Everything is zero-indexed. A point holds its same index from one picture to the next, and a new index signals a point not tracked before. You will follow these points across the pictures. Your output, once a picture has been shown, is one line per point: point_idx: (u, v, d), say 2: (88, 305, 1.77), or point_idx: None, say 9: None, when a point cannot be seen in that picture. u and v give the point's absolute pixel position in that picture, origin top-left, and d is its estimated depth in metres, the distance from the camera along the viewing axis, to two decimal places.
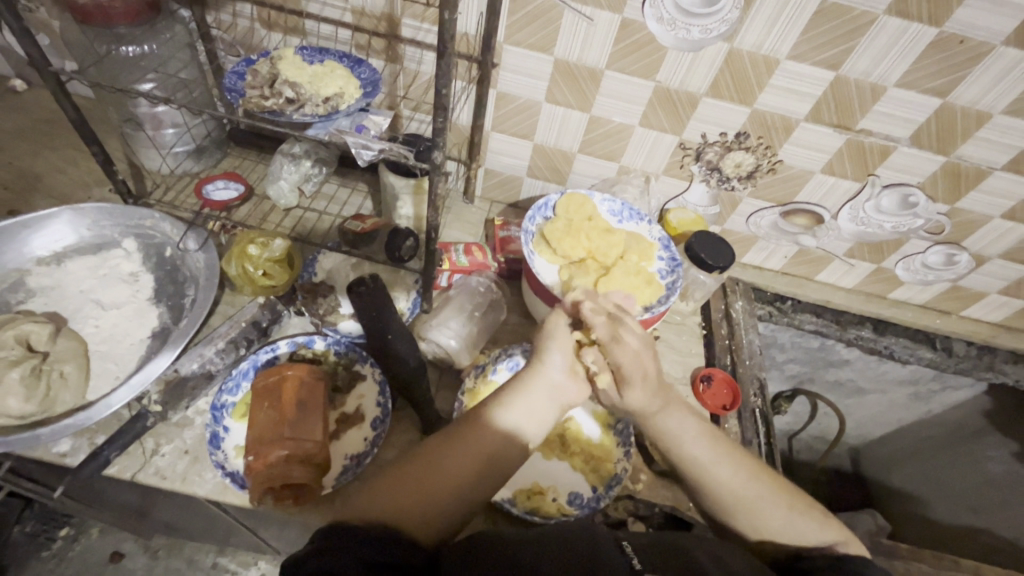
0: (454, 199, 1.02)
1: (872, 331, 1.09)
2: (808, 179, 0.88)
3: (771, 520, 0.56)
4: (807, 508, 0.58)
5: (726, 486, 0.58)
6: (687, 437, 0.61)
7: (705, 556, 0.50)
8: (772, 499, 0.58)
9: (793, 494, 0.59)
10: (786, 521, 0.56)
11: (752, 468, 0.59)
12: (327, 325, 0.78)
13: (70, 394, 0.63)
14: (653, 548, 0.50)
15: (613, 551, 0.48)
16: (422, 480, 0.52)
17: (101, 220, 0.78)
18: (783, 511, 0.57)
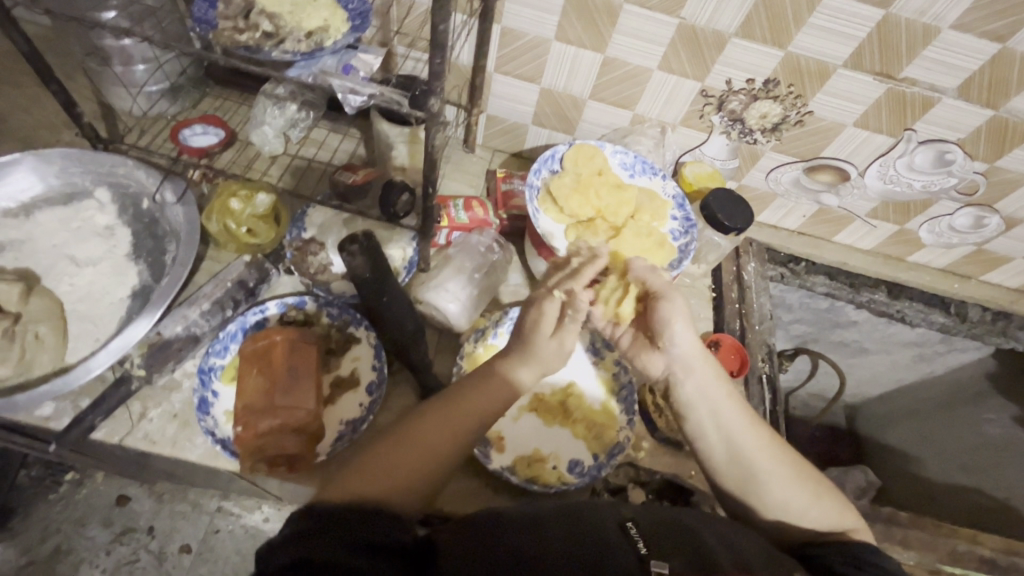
0: (453, 148, 0.95)
1: (886, 295, 1.03)
2: (838, 132, 0.81)
3: (797, 501, 0.55)
4: (819, 492, 0.56)
5: (740, 460, 0.57)
6: (715, 398, 0.59)
7: (711, 538, 0.49)
8: (783, 481, 0.56)
9: (808, 475, 0.57)
10: (800, 504, 0.55)
11: (772, 445, 0.58)
12: (319, 284, 0.73)
13: (47, 357, 0.60)
14: (659, 525, 0.49)
15: (618, 535, 0.47)
16: (417, 455, 0.51)
17: (69, 166, 0.71)
18: (791, 492, 0.56)
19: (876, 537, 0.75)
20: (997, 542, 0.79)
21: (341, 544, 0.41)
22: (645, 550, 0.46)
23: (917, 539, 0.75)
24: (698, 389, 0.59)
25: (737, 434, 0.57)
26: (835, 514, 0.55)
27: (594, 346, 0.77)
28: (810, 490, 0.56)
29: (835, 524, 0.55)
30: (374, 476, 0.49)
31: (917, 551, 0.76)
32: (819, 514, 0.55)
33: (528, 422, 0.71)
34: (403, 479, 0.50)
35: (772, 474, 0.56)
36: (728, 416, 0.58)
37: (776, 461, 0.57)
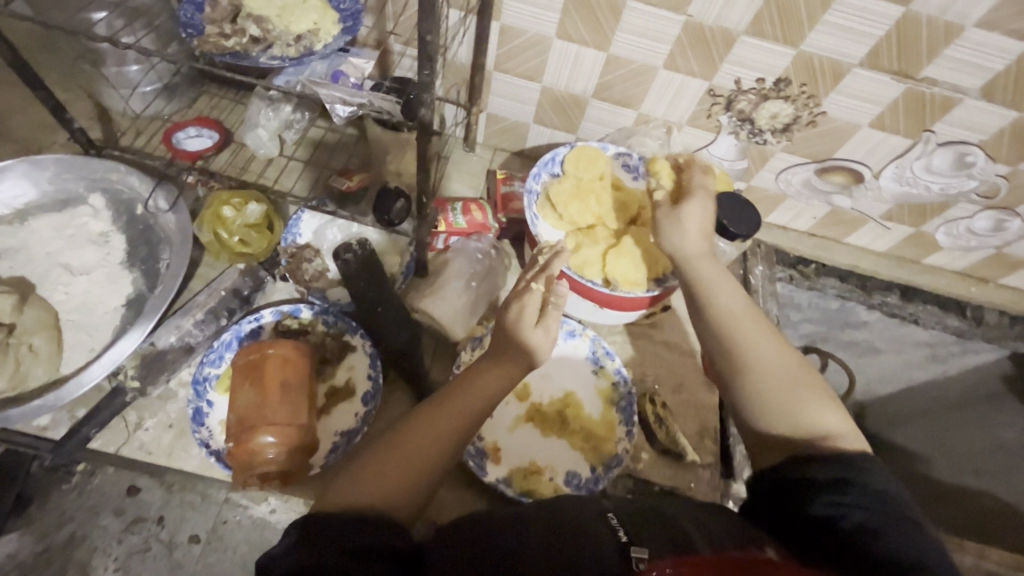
0: (454, 147, 0.93)
1: (899, 297, 1.00)
2: (853, 133, 0.77)
3: (783, 397, 0.52)
4: (807, 388, 0.53)
5: (735, 345, 0.56)
6: (721, 288, 0.59)
7: (693, 529, 0.46)
8: (772, 374, 0.54)
9: (805, 375, 0.54)
10: (785, 397, 0.52)
11: (769, 341, 0.56)
12: (314, 292, 0.72)
13: (41, 368, 0.60)
14: (637, 514, 0.48)
15: (596, 523, 0.47)
16: (413, 456, 0.49)
17: (62, 172, 0.70)
18: (779, 381, 0.53)
19: None
20: (1004, 557, 0.77)
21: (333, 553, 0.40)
22: (625, 537, 0.45)
23: None
24: (714, 274, 0.60)
25: (734, 318, 0.57)
26: (831, 420, 0.51)
27: (594, 355, 0.75)
28: (801, 388, 0.53)
29: (825, 429, 0.50)
30: (369, 479, 0.47)
31: None
32: (812, 415, 0.51)
33: (525, 433, 0.71)
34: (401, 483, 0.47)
35: (766, 368, 0.54)
36: (729, 300, 0.58)
37: (773, 351, 0.55)
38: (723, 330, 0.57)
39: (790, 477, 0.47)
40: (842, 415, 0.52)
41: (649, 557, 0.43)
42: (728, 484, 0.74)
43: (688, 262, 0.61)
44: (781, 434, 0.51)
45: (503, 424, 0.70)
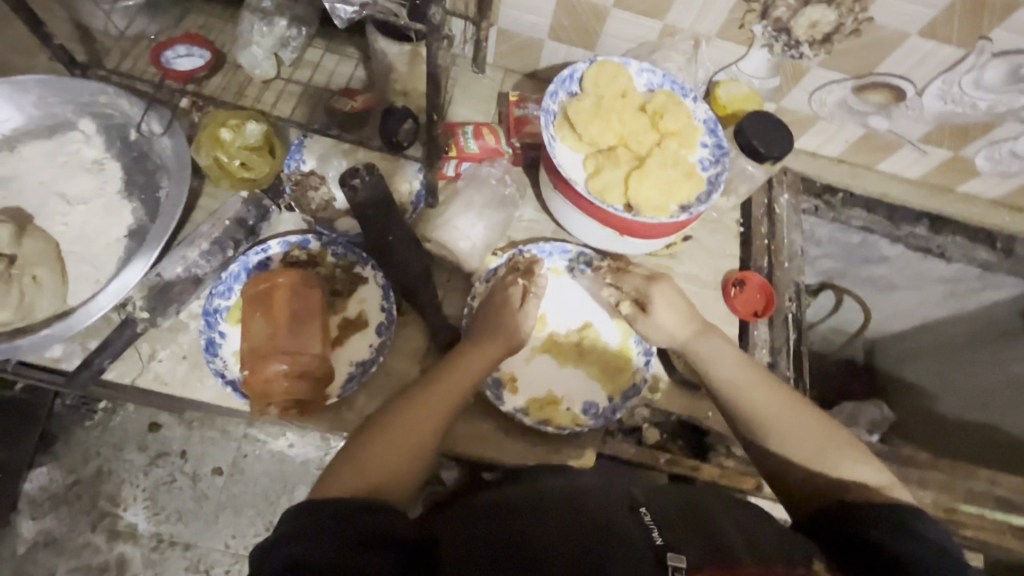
0: (461, 68, 0.87)
1: (928, 228, 0.95)
2: (900, 43, 0.71)
3: (816, 458, 0.54)
4: (838, 441, 0.55)
5: (750, 407, 0.58)
6: (721, 360, 0.61)
7: (733, 528, 0.47)
8: (798, 431, 0.55)
9: (833, 429, 0.56)
10: (816, 452, 0.54)
11: (784, 400, 0.58)
12: (322, 223, 0.69)
13: (48, 300, 0.58)
14: (672, 511, 0.48)
15: (630, 522, 0.46)
16: (409, 432, 0.52)
17: (47, 95, 0.66)
18: (810, 441, 0.55)
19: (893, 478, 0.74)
20: (1017, 484, 0.77)
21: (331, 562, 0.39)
22: (660, 540, 0.44)
23: (935, 481, 0.74)
24: (710, 351, 0.62)
25: (745, 388, 0.59)
26: (867, 472, 0.52)
27: (613, 285, 0.73)
28: (829, 442, 0.54)
29: (874, 483, 0.51)
30: (374, 459, 0.50)
31: (933, 492, 0.74)
32: (853, 471, 0.52)
33: (542, 363, 0.69)
34: (398, 472, 0.50)
35: (788, 423, 0.56)
36: (732, 368, 0.60)
37: (789, 404, 0.57)
38: (734, 399, 0.59)
39: (842, 510, 0.49)
40: (876, 466, 0.53)
41: (688, 566, 0.41)
42: None
43: (688, 340, 0.64)
44: (821, 487, 0.52)
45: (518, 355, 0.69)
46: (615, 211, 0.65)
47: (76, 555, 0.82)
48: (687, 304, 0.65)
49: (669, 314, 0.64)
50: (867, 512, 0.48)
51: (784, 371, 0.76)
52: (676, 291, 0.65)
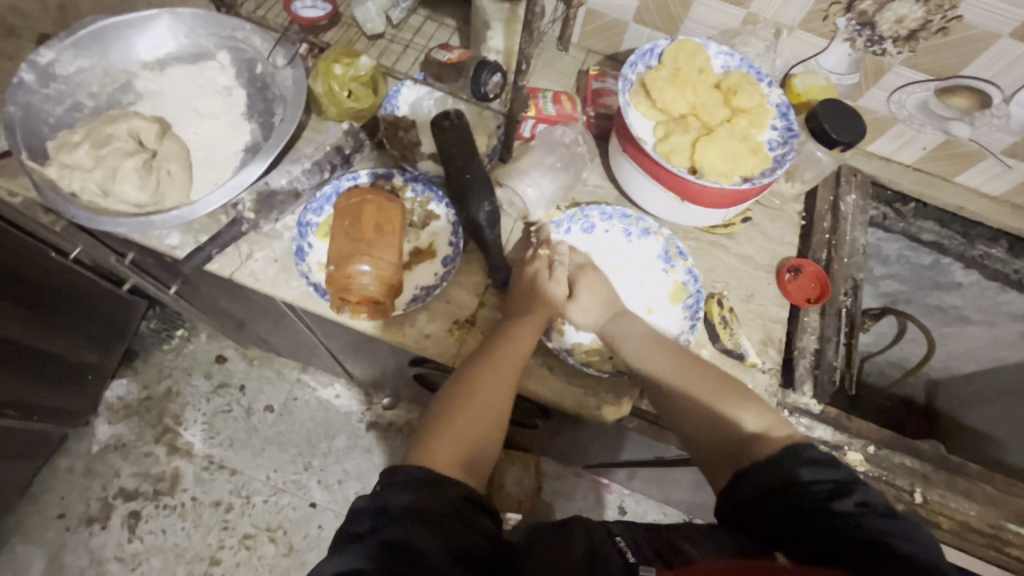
0: (546, 45, 0.93)
1: (1006, 251, 0.92)
2: (990, 44, 0.71)
3: (717, 424, 0.63)
4: (727, 398, 0.65)
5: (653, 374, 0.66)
6: (629, 338, 0.68)
7: (690, 545, 0.53)
8: (696, 395, 0.65)
9: (723, 389, 0.65)
10: (714, 420, 0.64)
11: (681, 369, 0.66)
12: (407, 161, 0.77)
13: (176, 191, 0.69)
14: (645, 539, 0.55)
15: (608, 550, 0.53)
16: (479, 416, 0.61)
17: (197, 27, 0.77)
18: (705, 402, 0.65)
19: (937, 483, 0.72)
20: None
21: (450, 543, 0.47)
22: (633, 560, 0.52)
23: (985, 494, 0.72)
24: (621, 329, 0.69)
25: (648, 357, 0.67)
26: (752, 419, 0.63)
27: (672, 252, 0.76)
28: (719, 400, 0.65)
29: (758, 426, 0.62)
30: (458, 440, 0.58)
31: (980, 505, 0.72)
32: (744, 422, 0.63)
33: None
34: (480, 444, 0.60)
35: (689, 391, 0.65)
36: (637, 342, 0.68)
37: (688, 373, 0.66)
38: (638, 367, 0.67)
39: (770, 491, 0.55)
40: (758, 411, 0.63)
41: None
42: (786, 394, 0.74)
43: (605, 323, 0.70)
44: (724, 447, 0.62)
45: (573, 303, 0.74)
46: (679, 171, 0.68)
47: (138, 461, 1.31)
48: (607, 286, 0.72)
49: (590, 296, 0.71)
50: (761, 474, 0.56)
51: (832, 360, 0.76)
52: (598, 277, 0.72)
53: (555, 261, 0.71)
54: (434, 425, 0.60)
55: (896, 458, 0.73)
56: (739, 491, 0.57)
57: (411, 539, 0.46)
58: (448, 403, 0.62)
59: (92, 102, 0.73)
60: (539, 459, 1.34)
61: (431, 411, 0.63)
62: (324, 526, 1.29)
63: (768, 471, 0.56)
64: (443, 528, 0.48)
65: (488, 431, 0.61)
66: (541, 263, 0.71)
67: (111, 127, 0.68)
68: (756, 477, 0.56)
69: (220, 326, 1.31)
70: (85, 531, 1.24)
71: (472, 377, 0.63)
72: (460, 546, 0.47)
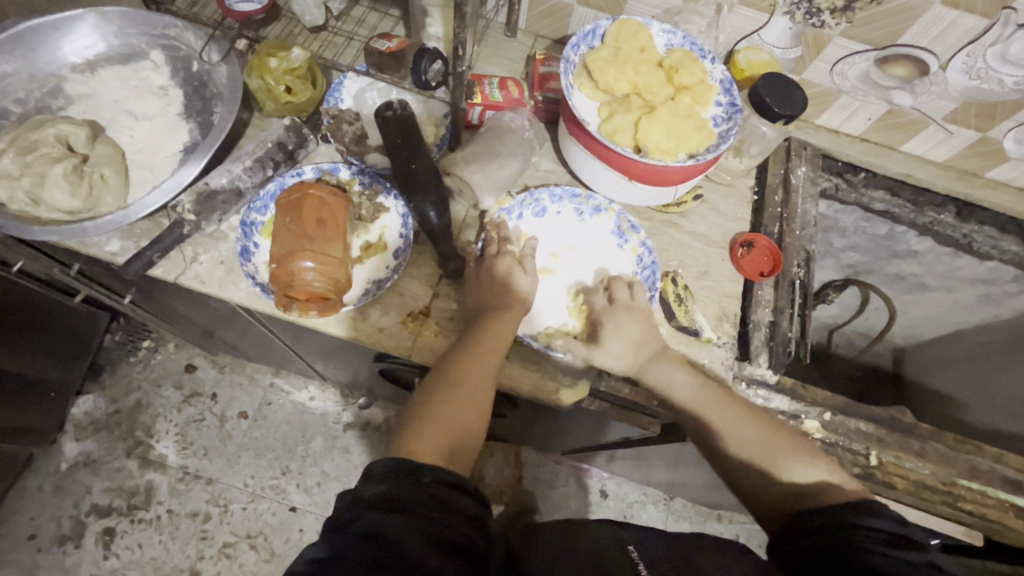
0: (494, 31, 0.92)
1: (954, 216, 0.95)
2: (922, 12, 0.72)
3: (772, 477, 0.63)
4: (791, 451, 0.63)
5: (702, 423, 0.66)
6: (673, 386, 0.67)
7: (703, 561, 0.53)
8: (751, 445, 0.64)
9: (784, 441, 0.64)
10: (769, 474, 0.63)
11: (732, 422, 0.65)
12: (353, 154, 0.75)
13: (111, 197, 0.67)
14: (660, 557, 0.53)
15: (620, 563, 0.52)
16: (462, 406, 0.59)
17: (126, 26, 0.75)
18: (764, 451, 0.64)
19: (892, 444, 0.74)
20: None
21: (426, 530, 0.44)
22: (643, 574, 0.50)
23: (937, 452, 0.74)
24: (660, 375, 0.67)
25: (700, 407, 0.66)
26: (808, 474, 0.62)
27: (622, 228, 0.76)
28: (782, 451, 0.64)
29: (816, 481, 0.61)
30: (437, 428, 0.57)
31: (933, 464, 0.74)
32: (804, 472, 0.62)
33: (546, 298, 0.74)
34: (461, 433, 0.58)
35: (750, 442, 0.64)
36: (683, 393, 0.66)
37: (748, 427, 0.65)
38: (689, 414, 0.67)
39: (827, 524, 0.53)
40: (816, 465, 0.63)
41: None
42: (742, 366, 0.75)
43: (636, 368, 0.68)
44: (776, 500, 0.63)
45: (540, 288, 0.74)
46: (624, 151, 0.68)
47: (110, 476, 1.28)
48: (642, 329, 0.68)
49: (619, 340, 0.68)
50: (821, 517, 0.54)
51: (788, 331, 0.77)
52: (631, 319, 0.68)
53: (523, 256, 0.70)
54: (414, 416, 0.59)
55: (851, 423, 0.75)
56: (789, 530, 0.56)
57: (384, 527, 0.43)
58: (432, 396, 0.60)
59: (20, 108, 0.71)
60: (518, 449, 1.34)
61: (411, 407, 0.60)
62: (306, 529, 1.28)
63: (828, 514, 0.54)
64: (419, 517, 0.45)
65: (468, 419, 0.59)
66: (510, 258, 0.69)
67: (36, 132, 0.66)
68: (809, 519, 0.55)
69: (186, 335, 1.29)
70: (59, 551, 1.21)
71: (455, 368, 0.62)
72: (437, 533, 0.45)
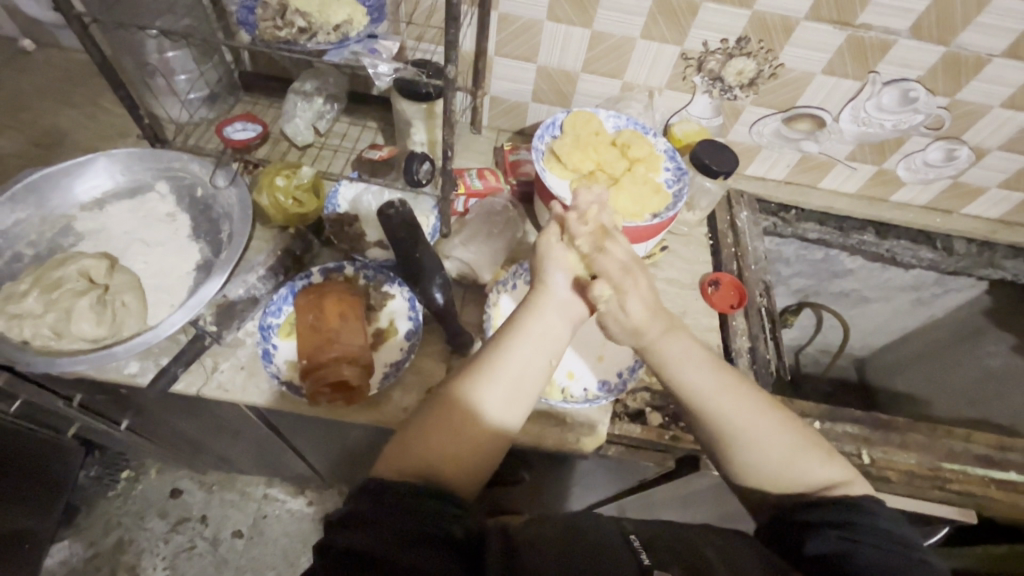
0: (462, 130, 1.05)
1: (875, 235, 1.11)
2: (809, 81, 0.90)
3: (783, 463, 0.61)
4: (807, 452, 0.62)
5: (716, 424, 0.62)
6: (694, 363, 0.65)
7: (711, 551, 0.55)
8: (779, 437, 0.62)
9: (801, 436, 0.63)
10: (787, 462, 0.61)
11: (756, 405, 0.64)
12: (356, 252, 0.83)
13: (134, 320, 0.69)
14: (658, 542, 0.55)
15: (623, 552, 0.52)
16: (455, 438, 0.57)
17: (133, 164, 0.81)
18: (779, 451, 0.62)
19: (878, 442, 0.82)
20: (991, 440, 0.85)
21: (388, 539, 0.46)
22: (646, 561, 0.51)
23: (916, 442, 0.83)
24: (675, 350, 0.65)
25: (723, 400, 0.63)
26: (825, 473, 0.61)
27: None
28: (804, 453, 0.62)
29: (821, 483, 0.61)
30: (426, 461, 0.55)
31: (916, 454, 0.82)
32: (814, 474, 0.61)
33: None
34: (459, 467, 0.56)
35: (761, 436, 0.62)
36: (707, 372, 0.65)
37: (772, 424, 0.63)
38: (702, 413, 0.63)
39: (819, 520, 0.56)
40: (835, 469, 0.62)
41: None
42: None
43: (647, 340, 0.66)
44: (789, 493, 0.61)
45: (562, 294, 0.66)
46: None
47: None
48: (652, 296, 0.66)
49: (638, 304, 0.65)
50: (818, 512, 0.57)
51: (766, 353, 0.86)
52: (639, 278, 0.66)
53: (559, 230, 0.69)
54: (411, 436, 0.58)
55: (839, 427, 0.83)
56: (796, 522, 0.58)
57: (359, 544, 0.45)
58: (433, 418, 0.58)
59: (32, 250, 0.74)
60: None
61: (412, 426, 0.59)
62: None
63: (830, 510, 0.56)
64: (382, 531, 0.46)
65: (475, 451, 0.58)
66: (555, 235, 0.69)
67: (59, 270, 0.69)
68: (811, 512, 0.57)
69: (173, 456, 1.25)
70: None
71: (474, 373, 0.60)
72: (418, 538, 0.46)
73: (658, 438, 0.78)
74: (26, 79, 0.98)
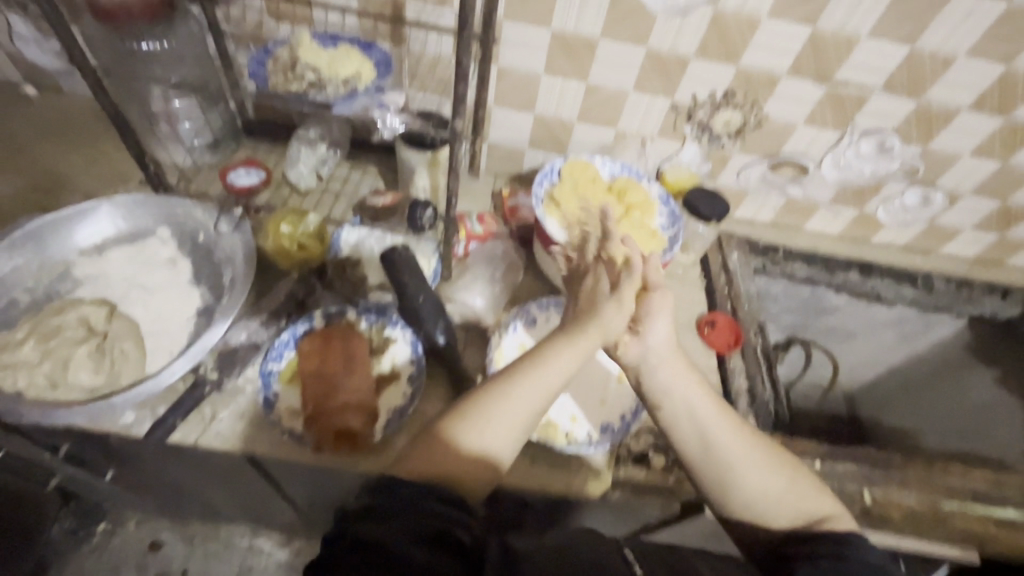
0: (460, 175, 1.07)
1: (860, 274, 1.13)
2: (792, 131, 0.95)
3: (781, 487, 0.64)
4: (802, 478, 0.65)
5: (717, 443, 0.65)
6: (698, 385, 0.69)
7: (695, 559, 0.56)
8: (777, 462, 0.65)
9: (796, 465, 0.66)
10: (784, 487, 0.64)
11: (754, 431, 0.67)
12: (358, 295, 0.82)
13: (132, 368, 0.68)
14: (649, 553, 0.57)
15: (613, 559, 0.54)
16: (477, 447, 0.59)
17: (135, 210, 0.81)
18: (778, 477, 0.64)
19: (877, 480, 0.83)
20: (985, 476, 0.86)
21: (406, 531, 0.47)
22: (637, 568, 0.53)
23: (915, 480, 0.84)
24: (668, 379, 0.68)
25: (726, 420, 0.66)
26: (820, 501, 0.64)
27: None
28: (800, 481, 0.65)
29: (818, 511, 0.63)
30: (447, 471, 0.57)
31: (915, 491, 0.83)
32: (811, 502, 0.63)
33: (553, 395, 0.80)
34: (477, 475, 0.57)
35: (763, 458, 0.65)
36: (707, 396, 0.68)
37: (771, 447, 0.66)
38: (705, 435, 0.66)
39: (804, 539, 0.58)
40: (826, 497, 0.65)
41: None
42: None
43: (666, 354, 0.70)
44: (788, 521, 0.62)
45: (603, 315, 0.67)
46: None
47: None
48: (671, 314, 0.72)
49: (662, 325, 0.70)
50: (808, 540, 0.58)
51: (764, 393, 0.87)
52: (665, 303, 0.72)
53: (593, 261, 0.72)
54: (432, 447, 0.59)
55: (839, 467, 0.84)
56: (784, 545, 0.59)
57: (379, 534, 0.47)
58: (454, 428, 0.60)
59: (29, 297, 0.73)
60: None
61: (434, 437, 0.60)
62: None
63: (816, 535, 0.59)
64: (399, 524, 0.48)
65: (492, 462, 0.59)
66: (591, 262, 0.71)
67: (59, 317, 0.69)
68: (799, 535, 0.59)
69: (155, 506, 1.19)
70: None
71: (507, 381, 0.62)
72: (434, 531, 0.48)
73: (663, 482, 0.76)
74: (26, 124, 0.99)
